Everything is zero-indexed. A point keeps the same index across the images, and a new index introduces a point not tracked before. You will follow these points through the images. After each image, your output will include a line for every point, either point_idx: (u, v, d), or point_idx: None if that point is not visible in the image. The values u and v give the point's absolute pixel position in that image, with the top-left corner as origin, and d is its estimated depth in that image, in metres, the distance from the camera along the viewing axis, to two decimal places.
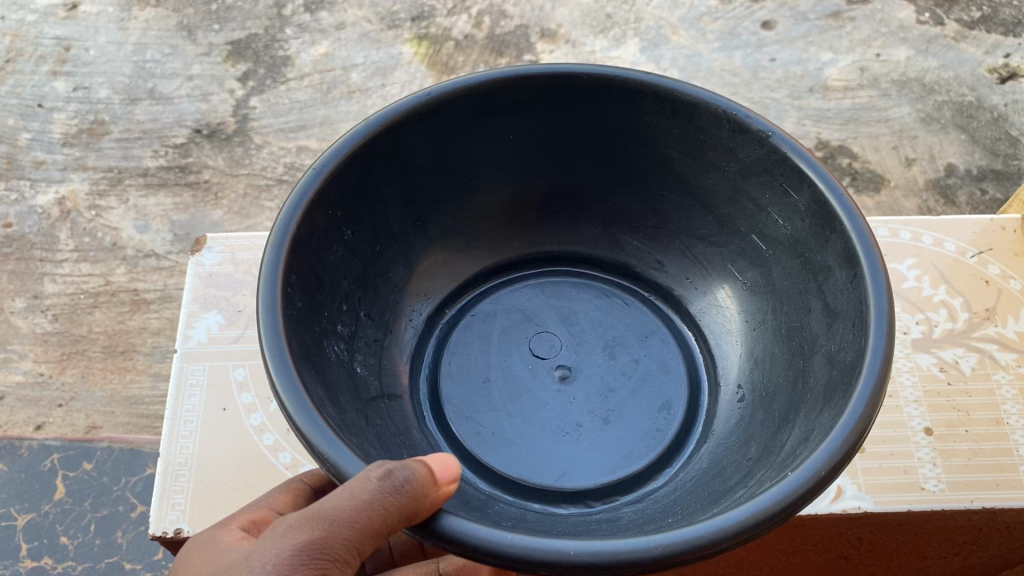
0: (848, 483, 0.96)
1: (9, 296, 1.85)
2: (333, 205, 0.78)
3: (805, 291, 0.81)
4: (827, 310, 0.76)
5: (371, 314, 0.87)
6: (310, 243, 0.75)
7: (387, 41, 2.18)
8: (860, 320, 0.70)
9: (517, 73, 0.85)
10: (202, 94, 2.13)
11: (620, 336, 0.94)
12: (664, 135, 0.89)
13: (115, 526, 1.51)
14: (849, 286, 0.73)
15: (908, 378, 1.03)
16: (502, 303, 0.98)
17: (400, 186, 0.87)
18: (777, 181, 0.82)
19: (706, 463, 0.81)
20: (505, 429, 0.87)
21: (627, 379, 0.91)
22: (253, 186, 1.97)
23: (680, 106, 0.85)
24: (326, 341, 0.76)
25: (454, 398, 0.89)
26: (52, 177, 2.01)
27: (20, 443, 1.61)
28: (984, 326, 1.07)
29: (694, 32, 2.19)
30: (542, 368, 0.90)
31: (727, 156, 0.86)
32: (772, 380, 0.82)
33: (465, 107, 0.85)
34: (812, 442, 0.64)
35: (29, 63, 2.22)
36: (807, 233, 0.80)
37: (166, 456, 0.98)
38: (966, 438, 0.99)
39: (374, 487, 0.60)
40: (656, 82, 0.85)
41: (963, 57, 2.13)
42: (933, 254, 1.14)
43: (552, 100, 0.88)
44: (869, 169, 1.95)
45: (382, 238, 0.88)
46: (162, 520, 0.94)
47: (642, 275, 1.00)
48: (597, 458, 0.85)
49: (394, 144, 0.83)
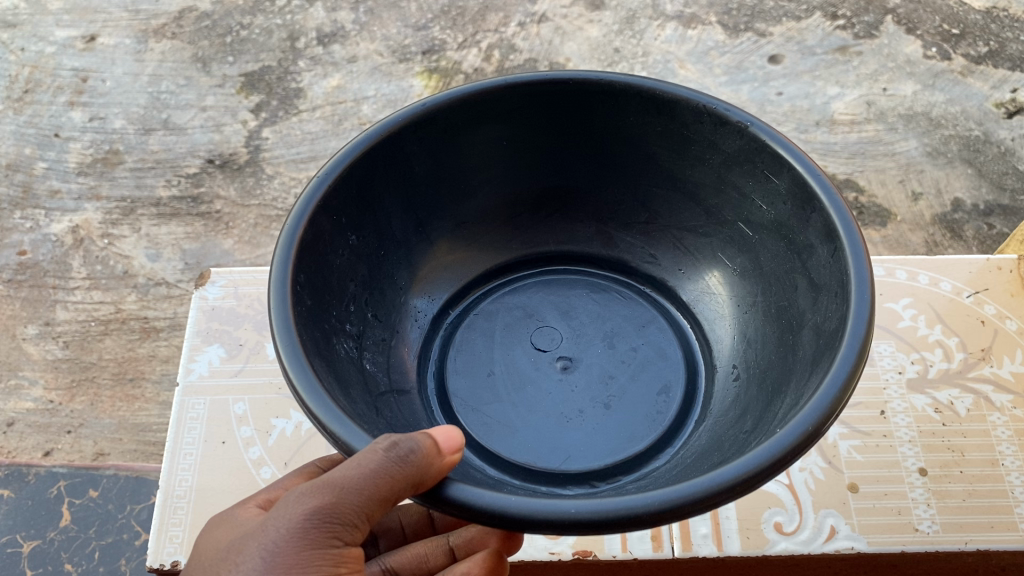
0: (841, 523, 0.96)
1: (22, 323, 1.87)
2: (336, 211, 0.79)
3: (792, 270, 0.82)
4: (814, 285, 0.77)
5: (379, 316, 0.88)
6: (317, 247, 0.76)
7: (398, 75, 2.21)
8: (843, 290, 0.70)
9: (507, 81, 0.86)
10: (216, 124, 2.16)
11: (617, 327, 0.95)
12: (650, 132, 0.89)
13: (119, 554, 1.54)
14: (831, 261, 0.73)
15: (902, 418, 1.03)
16: (504, 302, 0.99)
17: (400, 193, 0.88)
18: (758, 168, 0.82)
19: (707, 438, 0.81)
20: (510, 419, 0.87)
21: (627, 367, 0.91)
22: (264, 216, 1.99)
23: (663, 103, 0.85)
24: (336, 338, 0.77)
25: (461, 392, 0.90)
26: (66, 207, 2.04)
27: (28, 470, 1.64)
28: (980, 367, 1.07)
29: (701, 66, 2.20)
30: (544, 360, 0.91)
31: (708, 149, 0.86)
32: (765, 358, 0.83)
33: (458, 115, 0.87)
34: (801, 405, 0.64)
35: (47, 94, 2.26)
36: (789, 215, 0.81)
37: (166, 487, 0.99)
38: (961, 479, 0.99)
39: (380, 457, 0.61)
40: (639, 82, 0.85)
41: (970, 91, 2.14)
42: (929, 295, 1.14)
43: (542, 104, 0.89)
44: (876, 204, 1.96)
45: (385, 242, 0.89)
46: (160, 551, 0.95)
47: (637, 269, 1.01)
48: (599, 442, 0.85)
49: (393, 153, 0.84)
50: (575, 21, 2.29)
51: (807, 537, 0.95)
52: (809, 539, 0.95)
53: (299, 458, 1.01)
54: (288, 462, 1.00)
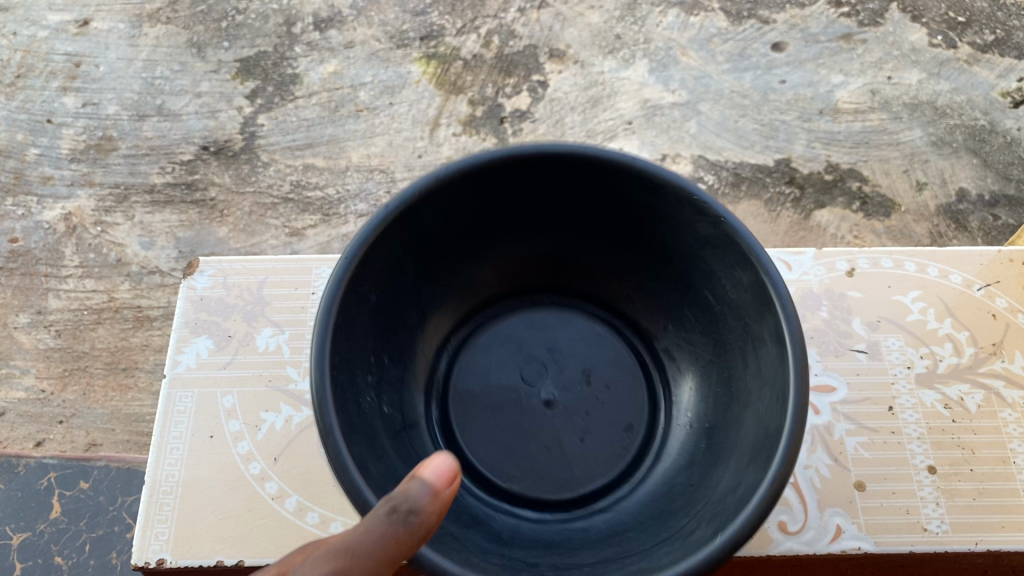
0: (847, 522, 0.87)
1: (14, 311, 1.86)
2: (356, 290, 0.74)
3: (746, 348, 0.80)
4: (764, 381, 0.76)
5: (394, 359, 0.85)
6: (344, 327, 0.72)
7: (396, 60, 2.17)
8: (781, 408, 0.70)
9: (509, 150, 0.79)
10: (211, 110, 2.13)
11: (598, 363, 0.95)
12: (635, 204, 0.85)
13: (110, 546, 1.51)
14: (779, 373, 0.72)
15: (911, 414, 0.93)
16: (499, 333, 0.97)
17: (412, 252, 0.83)
18: (729, 257, 0.79)
19: (659, 496, 0.82)
20: (496, 456, 0.89)
21: (601, 405, 0.92)
22: (259, 204, 1.96)
23: (647, 185, 0.80)
24: (361, 397, 0.75)
25: (455, 420, 0.91)
26: (59, 193, 2.02)
27: (18, 461, 1.62)
28: (991, 362, 0.96)
29: (704, 54, 2.16)
30: (525, 396, 0.91)
31: (688, 228, 0.82)
32: (722, 421, 0.83)
33: (455, 189, 0.80)
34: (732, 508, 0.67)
35: (40, 78, 2.22)
36: (751, 307, 0.78)
37: (151, 482, 0.88)
38: (971, 477, 0.89)
39: (385, 525, 0.57)
40: (634, 161, 0.79)
41: (975, 80, 2.11)
42: (938, 287, 1.01)
43: (540, 174, 0.83)
44: (879, 193, 1.94)
45: (398, 301, 0.85)
46: (145, 549, 0.84)
47: (610, 301, 0.99)
48: (574, 477, 0.88)
49: (403, 222, 0.78)
50: (575, 6, 2.23)
51: (811, 536, 0.86)
52: (814, 539, 0.86)
53: (291, 455, 0.90)
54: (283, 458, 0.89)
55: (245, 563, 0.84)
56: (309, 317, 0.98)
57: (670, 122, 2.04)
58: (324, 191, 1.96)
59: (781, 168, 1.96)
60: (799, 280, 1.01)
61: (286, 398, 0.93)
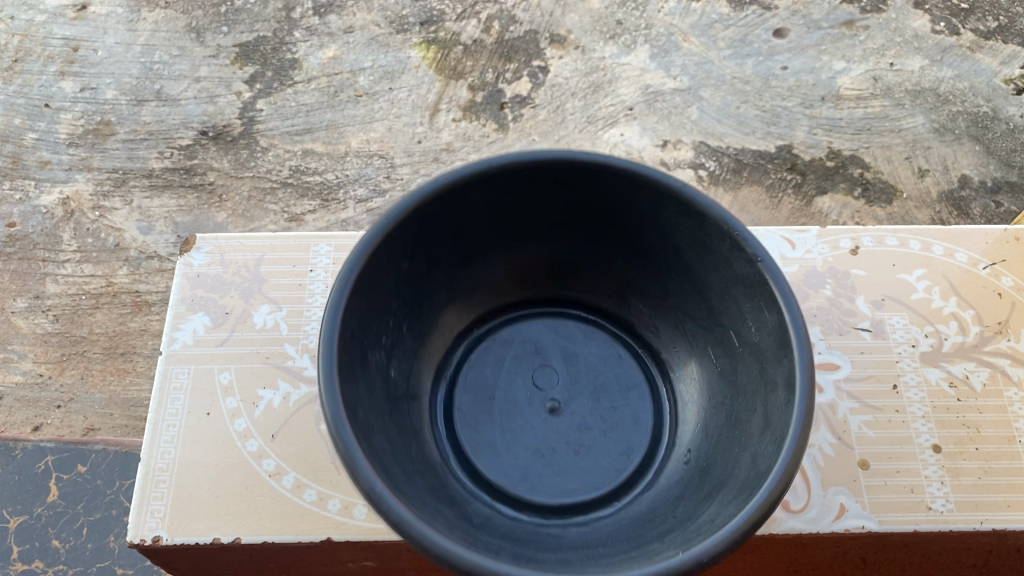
0: (851, 501, 0.85)
1: (11, 296, 1.85)
2: (394, 247, 0.75)
3: (756, 391, 0.76)
4: (765, 419, 0.72)
5: (413, 330, 0.85)
6: (373, 276, 0.73)
7: (396, 45, 2.15)
8: (779, 440, 0.67)
9: (566, 155, 0.78)
10: (210, 96, 2.11)
11: (607, 381, 0.91)
12: (678, 229, 0.82)
13: (108, 529, 1.50)
14: (783, 407, 0.69)
15: (916, 393, 0.92)
16: (519, 333, 0.95)
17: (452, 234, 0.83)
18: (758, 297, 0.75)
19: (634, 518, 0.77)
20: (495, 442, 0.86)
21: (602, 422, 0.88)
22: (258, 188, 1.95)
23: (694, 211, 0.78)
24: (372, 353, 0.75)
25: (463, 408, 0.88)
26: (56, 178, 2.00)
27: (14, 445, 1.62)
28: (996, 340, 0.95)
29: (705, 39, 2.15)
30: (536, 399, 0.89)
31: (741, 258, 0.76)
32: (715, 453, 0.78)
33: (512, 178, 0.80)
34: (704, 531, 0.63)
35: (38, 63, 2.20)
36: (769, 350, 0.74)
37: (146, 460, 0.87)
38: (976, 456, 0.88)
39: None
40: (681, 188, 0.77)
41: (978, 67, 2.09)
42: (944, 266, 1.00)
43: (583, 180, 0.81)
44: (881, 179, 1.93)
45: (432, 271, 0.84)
46: (140, 526, 0.84)
47: (639, 333, 0.94)
48: (562, 482, 0.84)
49: (449, 202, 0.78)
50: None
51: (815, 515, 0.85)
52: (818, 518, 0.85)
53: (287, 431, 0.89)
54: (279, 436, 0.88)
55: (242, 540, 0.83)
56: (307, 294, 0.97)
57: (671, 108, 2.03)
58: (324, 176, 1.95)
59: (783, 154, 1.95)
60: (803, 259, 1.00)
61: (282, 375, 0.92)
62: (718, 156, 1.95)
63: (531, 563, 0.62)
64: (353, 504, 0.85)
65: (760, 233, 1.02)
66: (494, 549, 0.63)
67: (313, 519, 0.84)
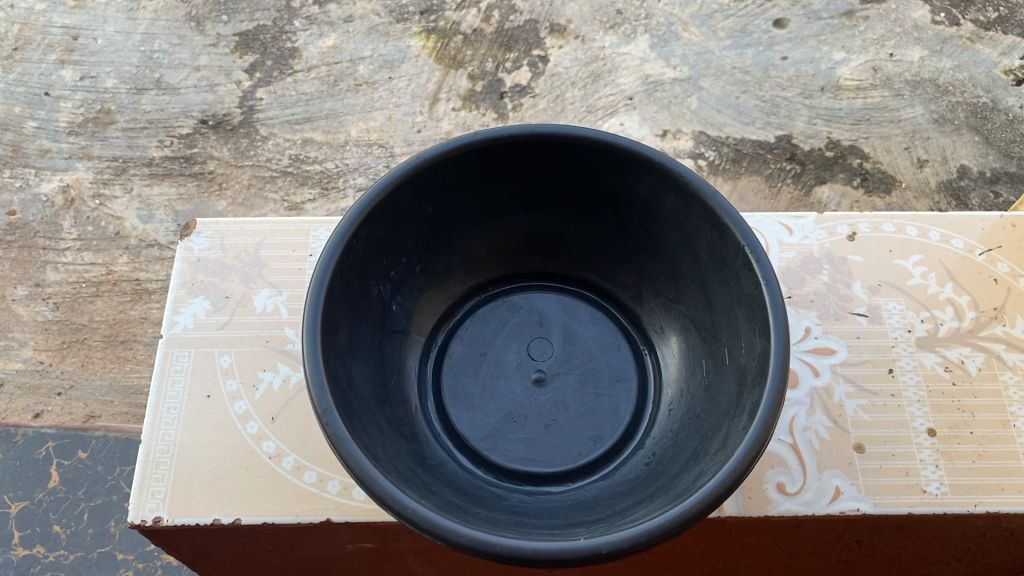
0: (846, 483, 0.86)
1: (12, 284, 1.85)
2: (422, 187, 0.78)
3: (724, 414, 0.71)
4: (722, 439, 0.68)
5: (426, 270, 0.87)
6: (390, 213, 0.76)
7: (396, 35, 2.15)
8: (724, 457, 0.64)
9: (602, 138, 0.77)
10: (209, 84, 2.11)
11: (597, 367, 0.87)
12: (698, 235, 0.78)
13: (109, 515, 1.51)
14: (738, 431, 0.65)
15: (911, 377, 0.93)
16: (531, 301, 0.92)
17: (483, 191, 0.84)
18: (756, 320, 0.71)
19: (570, 501, 0.75)
20: (473, 393, 0.86)
21: (582, 405, 0.85)
22: (258, 177, 1.95)
23: (717, 222, 0.74)
24: (375, 282, 0.78)
25: (455, 357, 0.88)
26: (57, 166, 2.01)
27: (15, 430, 1.63)
28: (992, 326, 0.96)
29: (705, 29, 2.15)
30: (524, 367, 0.86)
31: (748, 277, 0.72)
32: (671, 457, 0.74)
33: (545, 149, 0.79)
34: (610, 528, 0.62)
35: (37, 51, 2.20)
36: (750, 372, 0.70)
37: (147, 443, 0.88)
38: (971, 440, 0.89)
39: None
40: (709, 193, 0.74)
41: (978, 58, 2.09)
42: (940, 252, 1.01)
43: (613, 163, 0.79)
44: (880, 170, 1.93)
45: (455, 224, 0.86)
46: (142, 507, 0.84)
47: (644, 331, 0.90)
48: (515, 446, 0.82)
49: (482, 161, 0.80)
50: None
51: (810, 498, 0.85)
52: (813, 501, 0.85)
53: (287, 414, 0.89)
54: (277, 418, 0.89)
55: (242, 521, 0.83)
56: (306, 278, 0.97)
57: (670, 98, 2.03)
58: (323, 165, 1.95)
59: (782, 145, 1.95)
60: (800, 245, 1.01)
61: (281, 358, 0.93)
62: (717, 146, 1.96)
63: (456, 513, 0.64)
64: (352, 486, 0.85)
65: (758, 219, 1.03)
66: (429, 491, 0.67)
67: (313, 501, 0.84)
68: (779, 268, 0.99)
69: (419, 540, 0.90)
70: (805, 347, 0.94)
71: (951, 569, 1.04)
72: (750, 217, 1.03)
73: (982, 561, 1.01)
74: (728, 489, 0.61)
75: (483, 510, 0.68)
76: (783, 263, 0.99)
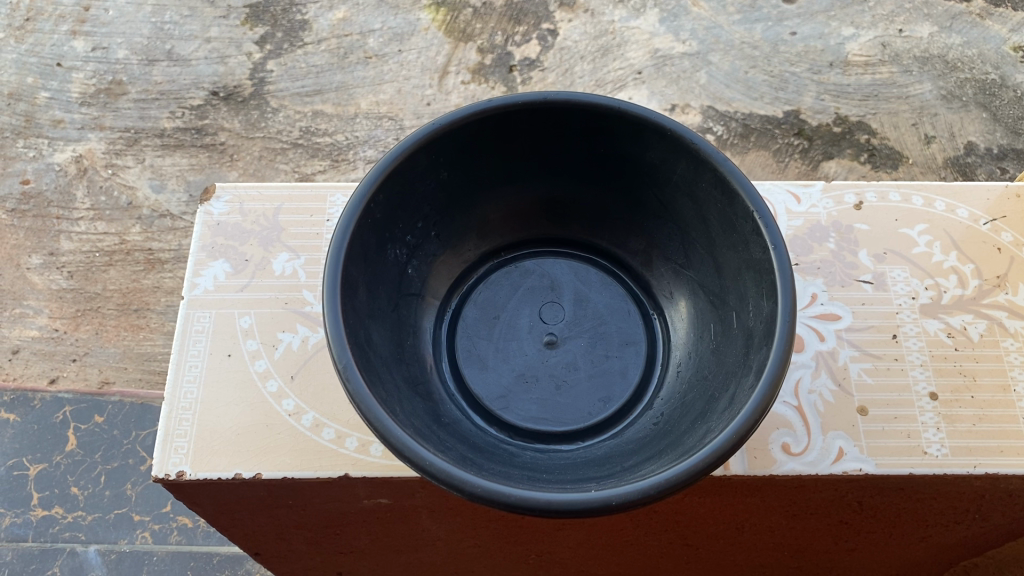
0: (849, 445, 0.88)
1: (26, 252, 1.87)
2: (437, 152, 0.79)
3: (733, 372, 0.73)
4: (730, 397, 0.70)
5: (441, 234, 0.89)
6: (407, 178, 0.78)
7: (406, 7, 2.16)
8: (733, 413, 0.66)
9: (615, 105, 0.79)
10: (220, 56, 2.12)
11: (608, 331, 0.89)
12: (709, 201, 0.79)
13: (126, 478, 1.56)
14: (746, 391, 0.67)
15: (914, 342, 0.94)
16: (542, 266, 0.94)
17: (495, 156, 0.85)
18: (764, 283, 0.73)
19: (581, 457, 0.77)
20: (485, 354, 0.88)
21: (592, 366, 0.87)
22: (269, 149, 1.97)
23: (728, 188, 0.75)
24: (391, 245, 0.80)
25: (467, 320, 0.90)
26: (69, 136, 2.02)
27: (34, 395, 1.66)
28: (995, 294, 0.97)
29: (714, 4, 2.15)
30: (536, 330, 0.88)
31: (758, 243, 0.73)
32: (678, 416, 0.76)
33: (560, 116, 0.81)
34: (621, 481, 0.64)
35: (48, 22, 2.20)
36: (758, 334, 0.72)
37: (170, 399, 0.90)
38: (971, 404, 0.91)
39: None
40: (719, 160, 0.75)
41: (987, 34, 2.10)
42: (945, 221, 1.02)
43: (626, 130, 0.81)
44: (888, 145, 1.94)
45: (470, 188, 0.87)
46: (165, 462, 0.87)
47: (654, 294, 0.92)
48: (527, 406, 0.84)
49: (496, 127, 0.81)
50: None
51: (815, 458, 0.88)
52: (817, 461, 0.87)
53: (306, 373, 0.92)
54: (295, 377, 0.91)
55: (262, 476, 0.86)
56: (324, 242, 0.99)
57: (679, 72, 2.04)
58: (334, 137, 1.97)
59: (790, 120, 1.96)
60: (808, 213, 1.02)
61: (299, 319, 0.95)
62: (726, 121, 1.97)
63: (471, 467, 0.67)
64: (370, 442, 0.88)
65: (767, 187, 1.04)
66: (445, 448, 0.69)
67: (331, 457, 0.87)
68: (787, 236, 1.01)
69: (433, 496, 0.93)
70: (811, 313, 0.96)
71: (950, 531, 1.08)
72: (759, 185, 1.04)
73: (981, 523, 1.04)
74: (735, 445, 0.63)
75: (497, 464, 0.70)
76: (791, 230, 1.01)
